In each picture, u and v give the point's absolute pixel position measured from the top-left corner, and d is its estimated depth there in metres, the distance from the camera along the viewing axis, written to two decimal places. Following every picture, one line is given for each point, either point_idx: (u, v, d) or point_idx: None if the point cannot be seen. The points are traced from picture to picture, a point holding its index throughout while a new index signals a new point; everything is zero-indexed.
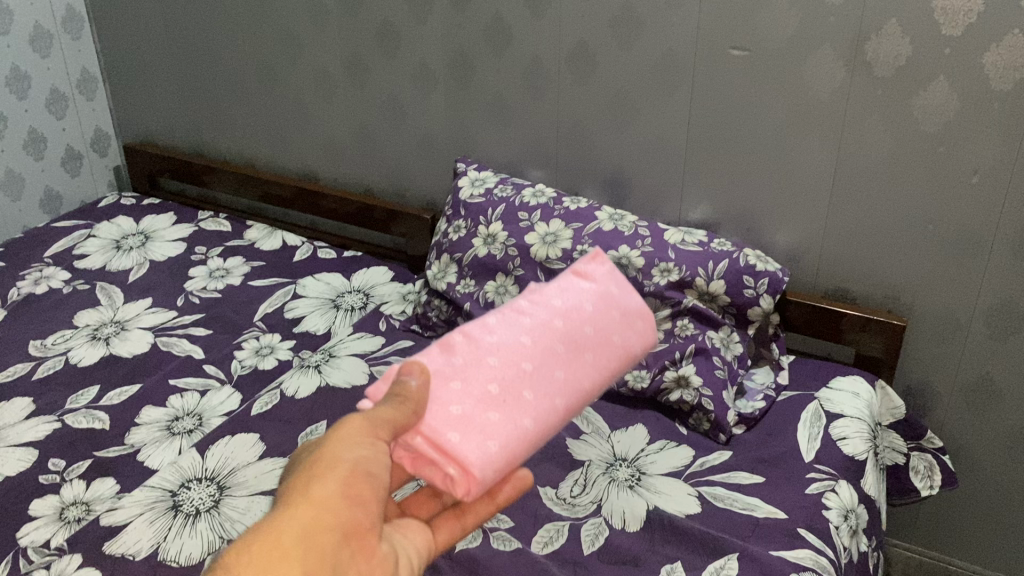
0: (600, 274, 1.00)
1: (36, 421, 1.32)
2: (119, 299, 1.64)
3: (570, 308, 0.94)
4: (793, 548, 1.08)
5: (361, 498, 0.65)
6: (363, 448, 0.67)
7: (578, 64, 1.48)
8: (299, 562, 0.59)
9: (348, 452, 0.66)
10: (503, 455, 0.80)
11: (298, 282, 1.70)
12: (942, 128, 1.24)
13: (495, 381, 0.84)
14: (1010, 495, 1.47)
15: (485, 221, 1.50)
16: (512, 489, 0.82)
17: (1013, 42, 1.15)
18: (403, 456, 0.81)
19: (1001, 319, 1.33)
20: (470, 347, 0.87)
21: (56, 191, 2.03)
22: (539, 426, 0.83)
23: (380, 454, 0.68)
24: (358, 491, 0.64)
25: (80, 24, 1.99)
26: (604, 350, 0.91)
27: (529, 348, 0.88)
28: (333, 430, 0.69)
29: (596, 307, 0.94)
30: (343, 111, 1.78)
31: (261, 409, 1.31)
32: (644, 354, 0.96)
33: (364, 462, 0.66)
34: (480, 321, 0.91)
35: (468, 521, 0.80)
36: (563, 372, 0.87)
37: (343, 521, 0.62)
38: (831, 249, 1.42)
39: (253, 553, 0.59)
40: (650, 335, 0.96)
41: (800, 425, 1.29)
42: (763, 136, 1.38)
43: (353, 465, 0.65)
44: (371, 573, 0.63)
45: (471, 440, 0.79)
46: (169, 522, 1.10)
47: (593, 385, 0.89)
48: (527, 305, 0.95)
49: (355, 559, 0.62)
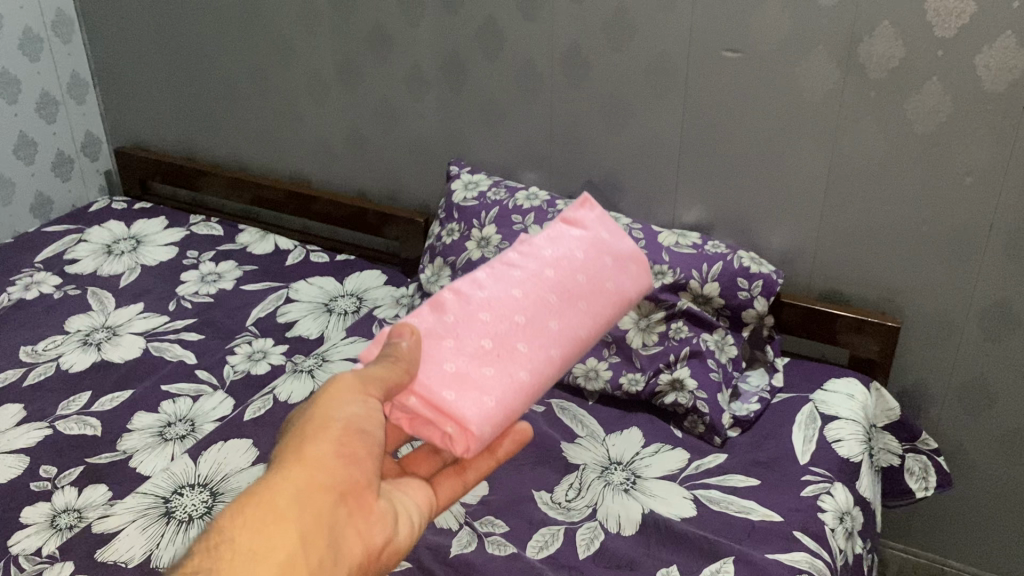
0: (591, 220, 1.08)
1: (27, 428, 1.31)
2: (110, 304, 1.63)
3: (561, 259, 1.03)
4: (789, 551, 1.07)
5: (356, 455, 0.68)
6: (353, 407, 0.71)
7: (571, 66, 1.47)
8: (297, 523, 0.62)
9: (338, 413, 0.69)
10: (499, 410, 0.86)
11: (291, 287, 1.69)
12: (936, 129, 1.24)
13: (488, 336, 0.91)
14: (1005, 496, 1.48)
15: (478, 224, 1.50)
16: (511, 443, 0.87)
17: (1006, 43, 1.15)
18: (401, 417, 0.87)
19: (995, 320, 1.34)
20: (460, 305, 0.93)
21: (46, 196, 2.02)
22: (534, 375, 0.91)
23: (371, 415, 0.72)
24: (351, 449, 0.68)
25: (70, 28, 1.98)
26: (596, 297, 0.99)
27: (522, 300, 0.95)
28: (323, 392, 0.72)
29: (588, 255, 1.03)
30: (336, 114, 1.77)
31: (254, 414, 1.30)
32: (639, 298, 1.05)
33: (355, 421, 0.69)
34: (471, 279, 0.98)
35: (469, 477, 0.84)
36: (557, 322, 0.95)
37: (341, 479, 0.66)
38: (825, 251, 1.42)
39: (248, 514, 0.61)
40: (644, 276, 1.05)
41: (795, 428, 1.29)
42: (756, 138, 1.37)
43: (345, 424, 0.69)
44: (369, 527, 0.67)
45: (468, 399, 0.85)
46: (162, 529, 1.09)
47: (585, 332, 0.97)
48: (518, 259, 1.03)
49: (352, 516, 0.66)
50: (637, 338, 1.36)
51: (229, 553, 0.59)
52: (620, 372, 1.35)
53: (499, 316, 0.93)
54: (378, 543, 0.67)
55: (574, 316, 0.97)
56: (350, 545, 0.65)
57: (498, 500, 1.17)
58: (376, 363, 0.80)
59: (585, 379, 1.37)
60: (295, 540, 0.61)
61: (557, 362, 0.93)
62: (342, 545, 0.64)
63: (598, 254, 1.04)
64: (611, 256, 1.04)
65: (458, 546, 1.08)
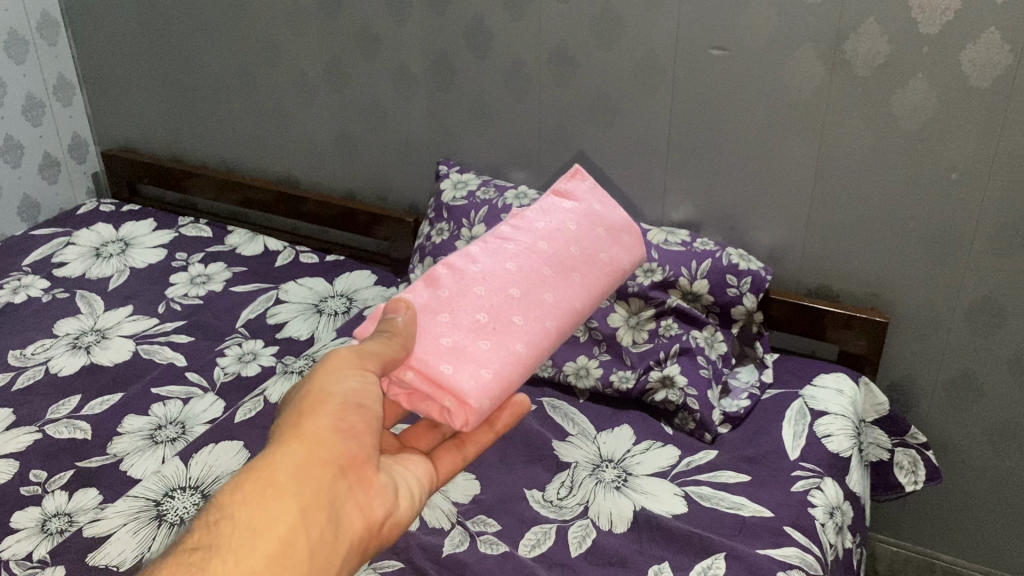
0: (582, 191, 1.20)
1: (16, 432, 1.30)
2: (99, 307, 1.63)
3: (552, 231, 1.13)
4: (779, 546, 1.08)
5: (353, 429, 0.73)
6: (350, 384, 0.76)
7: (559, 65, 1.48)
8: (296, 496, 0.67)
9: (336, 389, 0.75)
10: (495, 381, 0.94)
11: (281, 288, 1.69)
12: (921, 126, 1.25)
13: (483, 311, 1.01)
14: (993, 490, 1.49)
15: (467, 223, 1.50)
16: (510, 416, 0.92)
17: (990, 39, 1.16)
18: (400, 393, 0.95)
19: (981, 314, 1.35)
20: (455, 280, 1.04)
21: (33, 199, 2.01)
22: (531, 347, 1.00)
23: (368, 391, 0.77)
24: (349, 424, 0.73)
25: (56, 30, 1.97)
26: (590, 268, 1.10)
27: (517, 277, 1.06)
28: (320, 367, 0.78)
29: (580, 225, 1.15)
30: (324, 115, 1.77)
31: (244, 416, 1.30)
32: (631, 267, 1.16)
33: (353, 397, 0.75)
34: (467, 255, 1.09)
35: (469, 450, 0.88)
36: (552, 295, 1.05)
37: (339, 453, 0.71)
38: (813, 248, 1.42)
39: (250, 486, 0.67)
40: (637, 246, 1.17)
41: (785, 423, 1.29)
42: (744, 135, 1.38)
43: (342, 400, 0.74)
44: (369, 500, 0.72)
45: (464, 373, 0.93)
46: (153, 531, 1.09)
47: (578, 304, 1.07)
48: (513, 233, 1.14)
49: (352, 489, 0.71)
50: (627, 336, 1.37)
51: (231, 527, 0.64)
52: (611, 370, 1.36)
53: (492, 290, 1.03)
54: (378, 515, 0.72)
55: (569, 289, 1.08)
56: (349, 517, 0.70)
57: (489, 499, 1.17)
58: (373, 340, 0.87)
59: (575, 377, 1.37)
60: (294, 514, 0.66)
61: (552, 333, 1.03)
62: (340, 517, 0.69)
63: (590, 225, 1.15)
64: (604, 227, 1.16)
65: (450, 546, 1.08)
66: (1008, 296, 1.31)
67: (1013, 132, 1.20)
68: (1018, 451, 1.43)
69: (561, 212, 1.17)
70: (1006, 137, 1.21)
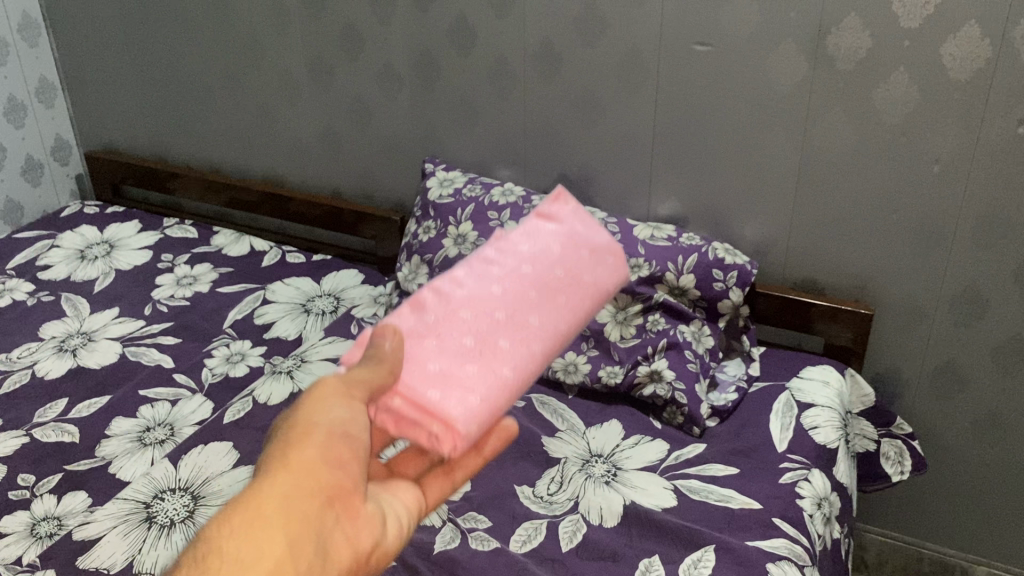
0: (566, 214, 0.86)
1: (3, 437, 1.30)
2: (85, 310, 1.62)
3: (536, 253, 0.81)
4: (768, 538, 1.09)
5: (337, 461, 0.57)
6: (341, 404, 0.60)
7: (543, 62, 1.48)
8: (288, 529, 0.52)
9: (322, 413, 0.59)
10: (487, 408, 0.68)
11: (267, 288, 1.68)
12: (903, 119, 1.26)
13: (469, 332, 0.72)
14: (978, 479, 1.50)
15: (454, 221, 1.50)
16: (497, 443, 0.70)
17: (970, 32, 1.17)
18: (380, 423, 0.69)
19: (964, 305, 1.36)
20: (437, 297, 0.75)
21: (16, 201, 2.00)
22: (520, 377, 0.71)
23: (358, 413, 0.61)
24: (338, 452, 0.57)
25: (37, 31, 1.96)
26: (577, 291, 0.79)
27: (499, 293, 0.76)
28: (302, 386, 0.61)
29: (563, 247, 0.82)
30: (309, 115, 1.77)
31: (233, 417, 1.30)
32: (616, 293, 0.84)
33: (342, 423, 0.59)
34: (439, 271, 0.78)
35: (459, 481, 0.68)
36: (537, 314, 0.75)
37: (328, 481, 0.55)
38: (797, 242, 1.43)
39: (232, 524, 0.52)
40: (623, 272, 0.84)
41: (772, 416, 1.30)
42: (729, 131, 1.39)
43: (330, 427, 0.58)
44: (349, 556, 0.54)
45: (453, 396, 0.68)
46: (143, 534, 1.09)
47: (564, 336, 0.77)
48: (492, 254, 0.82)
49: (340, 524, 0.55)
50: (615, 331, 1.37)
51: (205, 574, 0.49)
52: (599, 365, 1.36)
53: (478, 308, 0.74)
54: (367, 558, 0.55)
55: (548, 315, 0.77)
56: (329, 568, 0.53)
57: (480, 496, 1.17)
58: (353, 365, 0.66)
59: (564, 373, 1.38)
60: (274, 561, 0.51)
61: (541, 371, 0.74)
62: (322, 571, 0.53)
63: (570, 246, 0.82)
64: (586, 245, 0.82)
65: (442, 543, 1.09)
66: (991, 286, 1.33)
67: (994, 124, 1.21)
68: (1002, 440, 1.45)
69: (538, 235, 0.83)
70: (986, 129, 1.22)
